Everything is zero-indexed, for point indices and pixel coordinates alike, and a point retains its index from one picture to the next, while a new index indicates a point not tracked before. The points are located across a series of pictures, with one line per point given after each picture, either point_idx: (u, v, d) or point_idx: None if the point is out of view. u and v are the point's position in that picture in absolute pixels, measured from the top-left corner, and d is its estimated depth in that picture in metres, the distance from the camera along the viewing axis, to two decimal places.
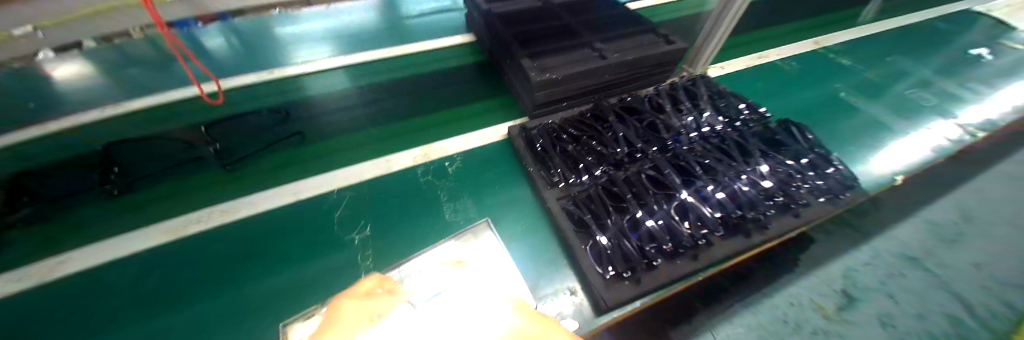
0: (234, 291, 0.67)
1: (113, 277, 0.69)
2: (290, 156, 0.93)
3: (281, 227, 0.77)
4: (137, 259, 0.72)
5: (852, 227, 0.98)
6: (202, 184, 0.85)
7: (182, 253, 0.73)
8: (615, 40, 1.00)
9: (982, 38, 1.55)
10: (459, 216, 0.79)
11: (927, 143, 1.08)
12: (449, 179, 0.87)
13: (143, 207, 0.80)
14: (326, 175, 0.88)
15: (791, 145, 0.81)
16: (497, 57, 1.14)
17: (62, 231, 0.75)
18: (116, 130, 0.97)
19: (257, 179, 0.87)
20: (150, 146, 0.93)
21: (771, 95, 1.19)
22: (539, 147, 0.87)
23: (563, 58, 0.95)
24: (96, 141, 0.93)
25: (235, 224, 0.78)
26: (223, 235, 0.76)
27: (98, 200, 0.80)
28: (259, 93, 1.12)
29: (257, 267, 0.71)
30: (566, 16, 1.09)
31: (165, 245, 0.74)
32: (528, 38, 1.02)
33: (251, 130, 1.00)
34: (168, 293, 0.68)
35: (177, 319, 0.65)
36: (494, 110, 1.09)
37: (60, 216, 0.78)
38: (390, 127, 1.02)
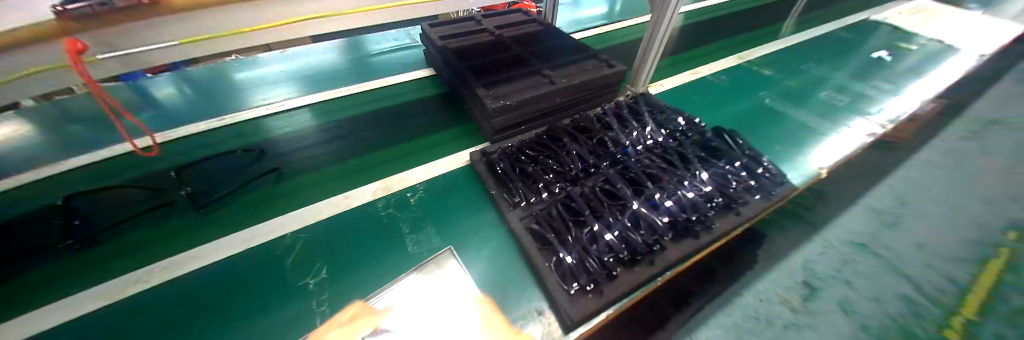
0: None
1: None
2: (258, 197, 0.90)
3: (232, 278, 0.73)
4: (69, 330, 0.65)
5: (803, 221, 1.07)
6: (175, 228, 0.83)
7: (123, 315, 0.68)
8: (562, 66, 1.08)
9: (882, 43, 1.78)
10: (421, 247, 0.78)
11: (850, 140, 1.20)
12: (412, 209, 0.87)
13: (112, 257, 0.76)
14: (284, 217, 0.85)
15: (725, 150, 0.90)
16: (456, 88, 1.18)
17: (16, 291, 0.70)
18: (58, 188, 0.91)
19: (208, 230, 0.82)
20: (99, 202, 0.88)
21: (708, 107, 1.31)
22: (499, 170, 0.89)
23: (515, 85, 1.01)
24: (28, 206, 0.86)
25: (181, 279, 0.73)
26: (169, 292, 0.71)
27: (33, 269, 0.74)
28: (213, 140, 1.09)
29: (204, 324, 0.66)
30: (516, 48, 1.16)
31: (105, 308, 0.68)
32: (481, 69, 1.07)
33: (222, 171, 0.99)
34: None
35: None
36: (457, 138, 1.12)
37: (13, 277, 0.73)
38: (352, 163, 1.02)
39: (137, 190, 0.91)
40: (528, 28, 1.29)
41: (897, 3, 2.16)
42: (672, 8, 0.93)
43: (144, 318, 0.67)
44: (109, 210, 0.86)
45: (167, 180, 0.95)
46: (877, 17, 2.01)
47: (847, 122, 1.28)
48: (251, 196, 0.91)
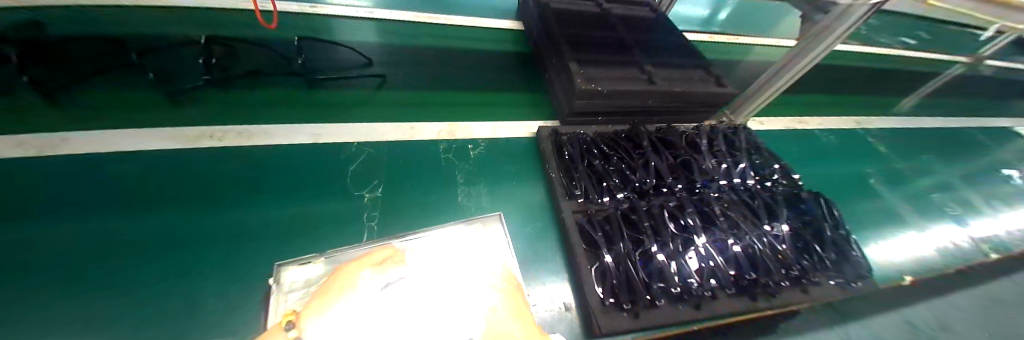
0: (233, 212, 0.65)
1: (124, 170, 0.67)
2: (330, 98, 0.90)
3: (293, 163, 0.75)
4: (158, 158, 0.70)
5: (845, 308, 0.81)
6: (340, 104, 0.90)
7: (199, 163, 0.71)
8: (666, 68, 0.98)
9: (1016, 158, 1.50)
10: (471, 200, 0.77)
11: (932, 242, 1.02)
12: (469, 162, 0.86)
13: (317, 104, 0.88)
14: (355, 125, 0.86)
15: (808, 213, 0.84)
16: (542, 53, 1.10)
17: (247, 104, 0.83)
18: (168, 23, 0.97)
19: (311, 112, 0.86)
20: (265, 53, 0.97)
21: (795, 159, 1.18)
22: (567, 154, 0.85)
23: (609, 72, 0.92)
24: (143, 29, 0.93)
25: (258, 147, 0.76)
26: (241, 156, 0.74)
27: (219, 88, 0.84)
28: (293, 25, 1.08)
29: (255, 199, 0.68)
30: (620, 30, 1.06)
31: (199, 150, 0.73)
32: (579, 41, 0.99)
33: (353, 65, 1.02)
34: (174, 197, 0.66)
35: (165, 222, 0.62)
36: (526, 105, 1.06)
37: (241, 90, 0.85)
38: (422, 95, 0.99)
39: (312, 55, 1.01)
40: (637, 13, 1.16)
41: None
42: (828, 46, 0.79)
43: (206, 173, 0.70)
44: (284, 60, 0.96)
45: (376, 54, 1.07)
46: (1022, 127, 1.70)
47: (936, 222, 1.09)
48: (339, 94, 0.93)
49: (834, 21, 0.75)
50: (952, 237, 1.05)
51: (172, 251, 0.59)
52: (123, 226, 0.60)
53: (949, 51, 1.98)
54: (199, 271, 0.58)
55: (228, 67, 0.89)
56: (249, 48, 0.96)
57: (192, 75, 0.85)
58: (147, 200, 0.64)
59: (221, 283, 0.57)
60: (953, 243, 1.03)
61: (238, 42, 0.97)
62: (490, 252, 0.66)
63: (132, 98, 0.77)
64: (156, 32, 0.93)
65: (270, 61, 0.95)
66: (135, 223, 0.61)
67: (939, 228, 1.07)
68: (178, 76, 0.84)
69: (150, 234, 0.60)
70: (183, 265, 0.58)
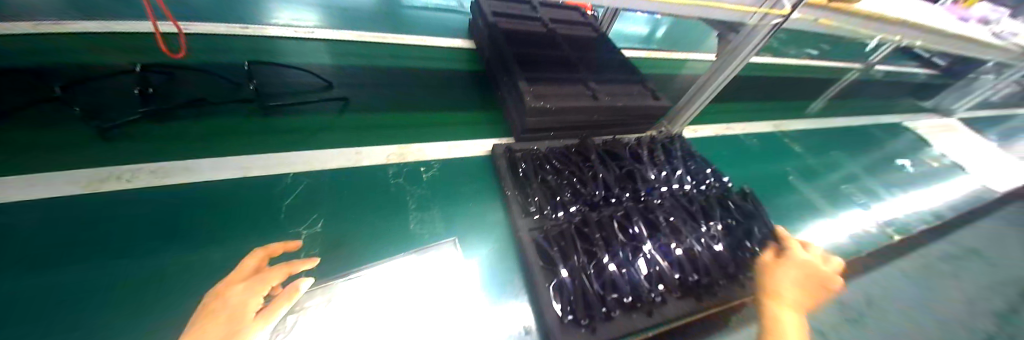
0: (146, 261, 0.58)
1: (2, 222, 0.57)
2: (268, 126, 0.84)
3: (221, 200, 0.68)
4: (53, 203, 0.61)
5: None
6: (279, 130, 0.84)
7: (103, 207, 0.63)
8: (609, 84, 1.03)
9: (908, 149, 1.74)
10: (423, 227, 0.75)
11: (846, 229, 1.15)
12: (421, 185, 0.84)
13: (258, 131, 0.82)
14: (296, 154, 0.81)
15: (740, 213, 0.91)
16: (493, 72, 1.12)
17: (191, 136, 0.76)
18: (75, 49, 0.87)
19: (246, 142, 0.79)
20: (210, 79, 0.91)
21: (727, 162, 1.29)
22: (520, 172, 0.86)
23: (555, 89, 0.95)
24: (46, 57, 0.84)
25: (181, 184, 0.69)
26: (157, 195, 0.66)
27: (158, 121, 0.77)
28: (226, 47, 1.01)
29: (174, 243, 0.61)
30: (565, 48, 1.11)
31: (105, 192, 0.64)
32: (526, 60, 1.02)
33: (298, 89, 0.96)
34: (69, 249, 0.57)
35: (54, 281, 0.54)
36: (480, 123, 1.07)
37: (186, 120, 0.79)
38: (368, 116, 0.96)
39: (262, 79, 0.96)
40: (581, 31, 1.23)
41: (933, 115, 2.13)
42: (743, 60, 0.88)
43: (112, 217, 0.62)
44: (232, 85, 0.91)
45: (325, 77, 1.03)
46: (908, 123, 1.99)
47: (846, 210, 1.23)
48: (276, 120, 0.87)
49: (744, 39, 0.84)
50: (862, 222, 1.19)
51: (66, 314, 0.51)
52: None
53: (849, 60, 2.29)
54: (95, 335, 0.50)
55: (171, 97, 0.83)
56: (192, 75, 0.90)
57: (126, 108, 0.78)
58: (32, 256, 0.55)
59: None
60: (863, 228, 1.16)
61: (179, 67, 0.91)
62: (445, 281, 0.66)
63: (44, 136, 0.69)
64: (63, 61, 0.84)
65: (222, 87, 0.89)
66: (13, 285, 0.52)
67: (851, 215, 1.21)
68: (108, 109, 0.77)
69: (34, 296, 0.52)
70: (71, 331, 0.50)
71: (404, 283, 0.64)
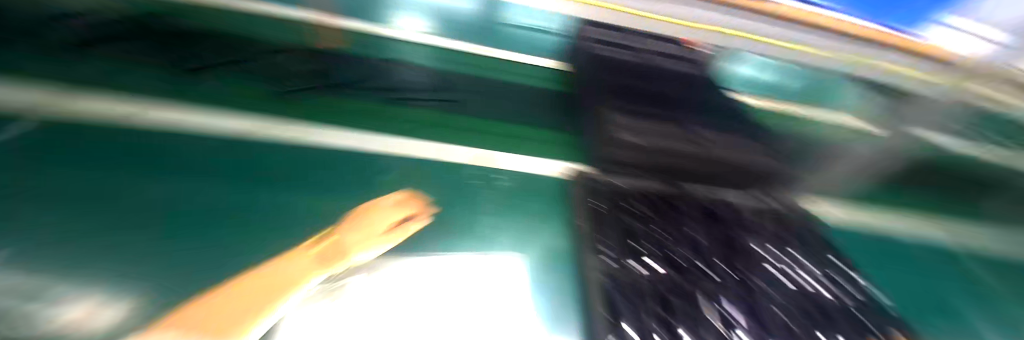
0: (264, 198, 0.68)
1: (183, 144, 0.74)
2: (378, 111, 0.95)
3: (331, 164, 0.79)
4: (212, 140, 0.76)
5: None
6: (384, 118, 0.94)
7: (247, 148, 0.77)
8: (713, 133, 0.94)
9: None
10: (494, 230, 0.74)
11: None
12: (497, 192, 0.84)
13: (375, 116, 0.93)
14: (395, 139, 0.89)
15: (875, 323, 0.70)
16: (582, 97, 1.07)
17: (340, 113, 0.92)
18: (257, 27, 1.10)
19: (362, 123, 0.91)
20: (360, 67, 1.07)
21: (884, 257, 0.93)
22: (597, 206, 0.80)
23: (651, 126, 0.88)
24: (239, 31, 1.07)
25: (303, 144, 0.81)
26: (285, 148, 0.79)
27: (319, 95, 0.94)
28: (352, 40, 1.14)
29: (287, 189, 0.71)
30: (668, 86, 1.03)
31: (253, 138, 0.80)
32: (624, 92, 0.97)
33: (412, 84, 1.05)
34: (219, 172, 0.71)
35: (200, 196, 0.66)
36: (562, 143, 1.02)
37: (339, 99, 0.95)
38: (457, 118, 0.99)
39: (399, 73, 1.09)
40: (689, 70, 1.13)
41: None
42: None
43: (252, 158, 0.75)
44: (374, 76, 1.04)
45: (435, 77, 1.11)
46: None
47: None
48: (386, 108, 0.97)
49: None
50: None
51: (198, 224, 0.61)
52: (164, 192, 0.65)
53: None
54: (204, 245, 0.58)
55: (332, 78, 1.00)
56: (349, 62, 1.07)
57: (300, 80, 0.96)
58: (196, 171, 0.70)
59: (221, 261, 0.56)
60: None
61: (341, 55, 1.09)
62: (496, 292, 0.63)
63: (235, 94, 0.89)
64: (260, 39, 1.07)
65: (367, 76, 1.03)
66: (175, 190, 0.66)
67: None
68: (291, 79, 0.97)
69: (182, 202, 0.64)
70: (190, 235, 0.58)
71: (457, 295, 0.61)
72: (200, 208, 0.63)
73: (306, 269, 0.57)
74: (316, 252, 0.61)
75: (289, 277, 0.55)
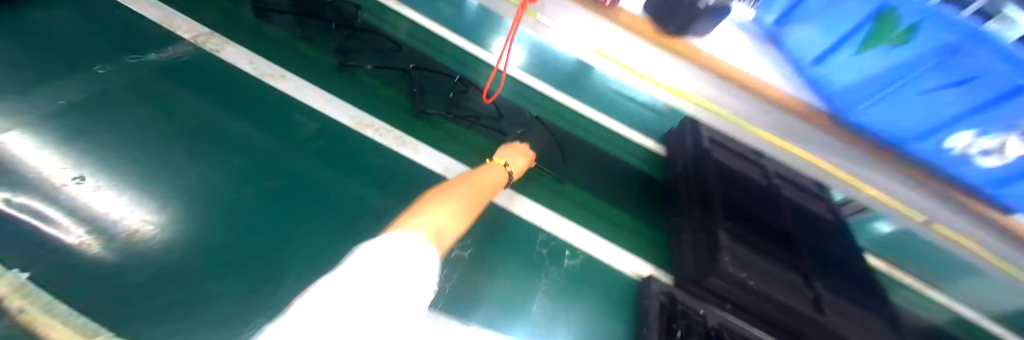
0: (356, 198, 0.75)
1: (308, 124, 0.85)
2: (469, 142, 0.96)
3: (414, 184, 0.82)
4: (331, 127, 0.86)
5: None
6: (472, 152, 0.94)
7: (356, 144, 0.85)
8: (840, 296, 0.76)
9: None
10: (548, 316, 0.68)
11: None
12: (561, 271, 0.76)
13: (466, 150, 0.94)
14: None
15: None
16: (679, 194, 0.96)
17: (449, 142, 0.94)
18: (389, 20, 1.14)
19: (453, 150, 0.93)
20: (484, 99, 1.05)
21: None
22: (674, 332, 0.67)
23: (762, 263, 0.74)
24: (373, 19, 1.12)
25: (398, 153, 0.87)
26: (384, 154, 0.85)
27: (440, 119, 0.97)
28: (465, 56, 1.13)
29: (377, 193, 0.78)
30: (787, 219, 0.88)
31: (360, 134, 0.87)
32: (737, 210, 0.84)
33: (516, 126, 1.02)
34: (331, 159, 0.80)
35: (312, 177, 0.76)
36: (639, 237, 0.92)
37: (455, 129, 0.97)
38: (540, 171, 0.94)
39: (512, 116, 1.04)
40: (815, 207, 0.97)
41: None
42: None
43: (357, 155, 0.83)
44: (496, 114, 1.02)
45: (540, 127, 1.04)
46: None
47: None
48: (480, 144, 0.96)
49: None
50: None
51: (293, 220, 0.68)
52: (287, 167, 0.76)
53: None
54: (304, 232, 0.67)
55: (459, 107, 1.00)
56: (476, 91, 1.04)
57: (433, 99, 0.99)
58: (315, 153, 0.80)
59: (319, 253, 0.66)
60: None
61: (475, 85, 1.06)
62: None
63: (358, 87, 0.97)
64: (398, 45, 1.09)
65: (490, 112, 1.02)
66: (293, 167, 0.76)
67: None
68: (424, 93, 1.00)
69: (299, 181, 0.74)
70: (299, 215, 0.70)
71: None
72: (308, 189, 0.74)
73: (483, 193, 0.68)
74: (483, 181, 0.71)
75: (473, 191, 0.65)
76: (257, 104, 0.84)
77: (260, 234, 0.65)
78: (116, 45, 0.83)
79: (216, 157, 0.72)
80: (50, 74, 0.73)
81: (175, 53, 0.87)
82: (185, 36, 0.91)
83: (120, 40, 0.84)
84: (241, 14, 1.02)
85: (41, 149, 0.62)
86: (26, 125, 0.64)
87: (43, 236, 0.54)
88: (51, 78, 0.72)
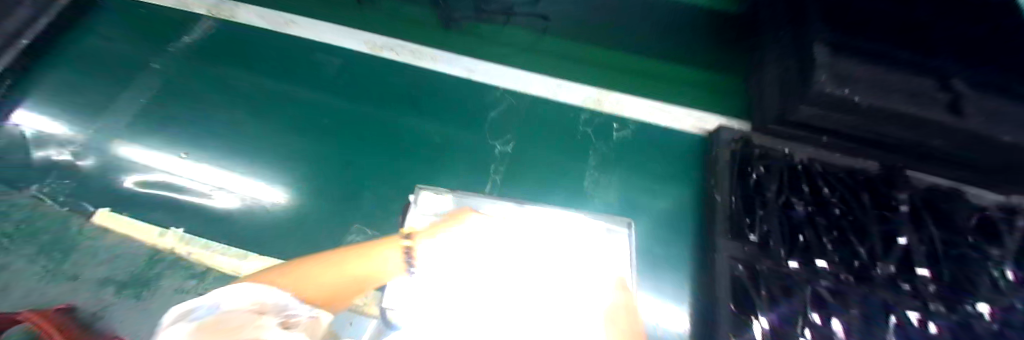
0: (393, 118, 0.75)
1: (327, 61, 0.83)
2: (494, 33, 0.82)
3: (444, 93, 0.78)
4: (351, 56, 0.83)
5: None
6: (497, 41, 0.82)
7: (379, 67, 0.82)
8: (1004, 91, 0.56)
9: None
10: (605, 189, 0.66)
11: None
12: (612, 144, 0.71)
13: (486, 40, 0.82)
14: (508, 71, 0.79)
15: None
16: (764, 23, 0.76)
17: (471, 36, 0.82)
18: None
19: (475, 44, 0.82)
20: None
21: None
22: (750, 177, 0.61)
23: (882, 72, 0.57)
24: None
25: (420, 67, 0.81)
26: (407, 70, 0.81)
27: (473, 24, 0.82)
28: None
29: (411, 109, 0.76)
30: (922, 10, 0.64)
31: (379, 56, 0.83)
32: (844, 13, 0.62)
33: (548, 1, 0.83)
34: (360, 88, 0.79)
35: (349, 107, 0.77)
36: (701, 92, 0.79)
37: (482, 26, 0.82)
38: (576, 44, 0.81)
39: None
40: None
41: None
42: None
43: (382, 76, 0.81)
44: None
45: None
46: None
47: None
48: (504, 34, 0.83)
49: None
50: None
51: (343, 154, 0.71)
52: (324, 105, 0.77)
53: None
54: (359, 158, 0.71)
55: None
56: None
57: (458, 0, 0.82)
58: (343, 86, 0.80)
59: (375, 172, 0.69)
60: None
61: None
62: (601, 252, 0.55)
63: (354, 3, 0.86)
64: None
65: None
66: (328, 104, 0.78)
67: None
68: None
69: (339, 114, 0.76)
70: (349, 144, 0.72)
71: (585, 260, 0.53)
72: (348, 119, 0.76)
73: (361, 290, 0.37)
74: (342, 274, 0.34)
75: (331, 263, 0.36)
76: (279, 56, 0.84)
77: (321, 168, 0.70)
78: (156, 38, 0.87)
79: (264, 115, 0.76)
80: (118, 78, 0.81)
81: (203, 31, 0.87)
82: (200, 11, 0.89)
83: (151, 31, 0.88)
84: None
85: (149, 147, 0.71)
86: (119, 125, 0.74)
87: (188, 207, 0.64)
88: (120, 82, 0.80)
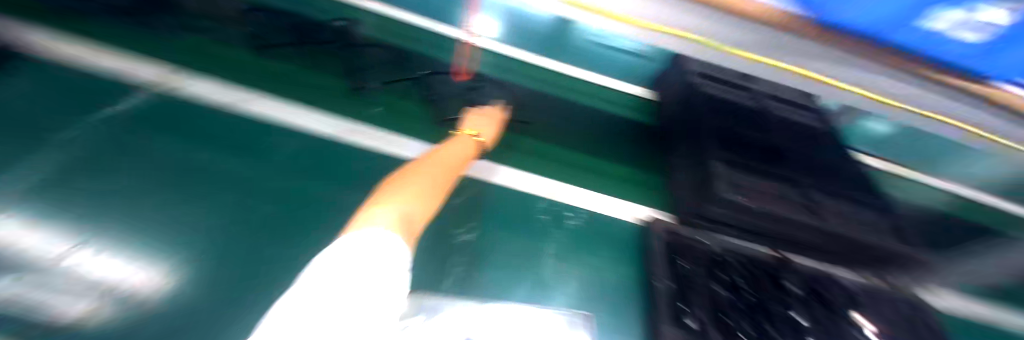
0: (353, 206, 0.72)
1: (286, 142, 0.81)
2: None
3: None
4: (317, 138, 0.83)
5: None
6: None
7: (342, 153, 0.82)
8: (835, 199, 0.79)
9: None
10: (563, 279, 0.71)
11: None
12: (567, 233, 0.78)
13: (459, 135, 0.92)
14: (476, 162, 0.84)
15: None
16: (676, 136, 0.96)
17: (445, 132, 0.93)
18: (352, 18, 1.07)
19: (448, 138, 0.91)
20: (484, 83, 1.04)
21: None
22: (682, 264, 0.72)
23: (759, 183, 0.77)
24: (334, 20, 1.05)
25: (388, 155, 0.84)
26: (372, 159, 0.82)
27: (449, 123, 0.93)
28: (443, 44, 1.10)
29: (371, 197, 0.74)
30: (778, 137, 0.90)
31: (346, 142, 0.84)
32: (730, 138, 0.85)
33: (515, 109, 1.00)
34: (317, 174, 0.77)
35: (302, 192, 0.72)
36: (638, 186, 0.94)
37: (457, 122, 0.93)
38: (537, 142, 0.96)
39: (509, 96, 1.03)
40: (805, 119, 0.98)
41: None
42: None
43: (345, 163, 0.80)
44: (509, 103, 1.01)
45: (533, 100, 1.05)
46: None
47: None
48: None
49: None
50: None
51: (288, 245, 0.63)
52: (273, 188, 0.72)
53: None
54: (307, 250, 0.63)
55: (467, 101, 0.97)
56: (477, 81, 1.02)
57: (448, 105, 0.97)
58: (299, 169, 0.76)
59: None
60: None
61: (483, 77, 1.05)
62: None
63: (338, 97, 0.93)
64: (375, 44, 1.04)
65: (505, 101, 1.01)
66: (278, 188, 0.72)
67: None
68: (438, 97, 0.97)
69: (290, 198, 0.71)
70: (295, 235, 0.65)
71: None
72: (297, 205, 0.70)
73: (452, 170, 0.68)
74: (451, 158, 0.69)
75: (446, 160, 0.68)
76: (229, 132, 0.79)
77: (257, 264, 0.60)
78: (65, 94, 0.75)
79: (191, 194, 0.66)
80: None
81: (138, 95, 0.80)
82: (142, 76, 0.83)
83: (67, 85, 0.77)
84: (195, 38, 0.95)
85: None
86: None
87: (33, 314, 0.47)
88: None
